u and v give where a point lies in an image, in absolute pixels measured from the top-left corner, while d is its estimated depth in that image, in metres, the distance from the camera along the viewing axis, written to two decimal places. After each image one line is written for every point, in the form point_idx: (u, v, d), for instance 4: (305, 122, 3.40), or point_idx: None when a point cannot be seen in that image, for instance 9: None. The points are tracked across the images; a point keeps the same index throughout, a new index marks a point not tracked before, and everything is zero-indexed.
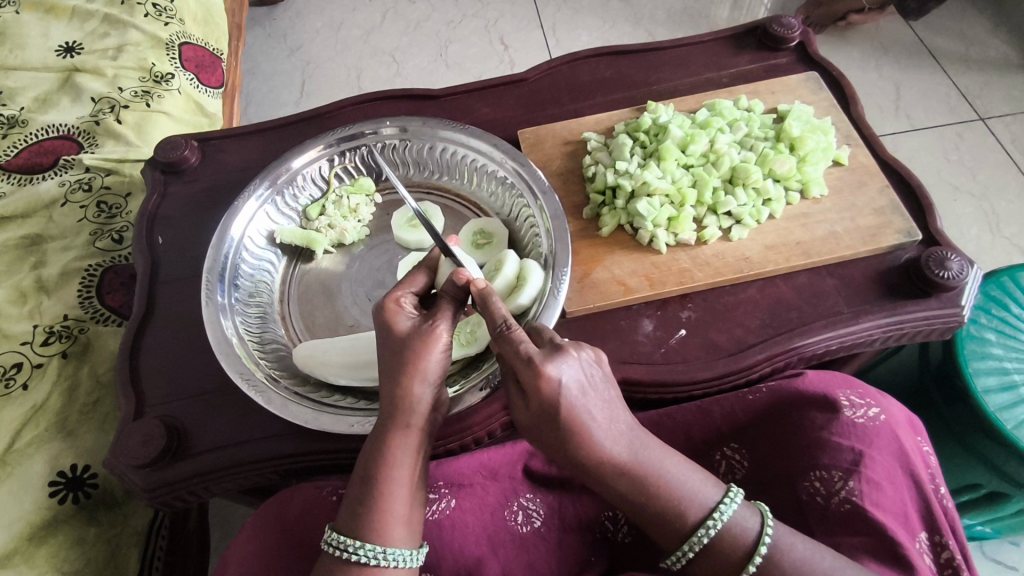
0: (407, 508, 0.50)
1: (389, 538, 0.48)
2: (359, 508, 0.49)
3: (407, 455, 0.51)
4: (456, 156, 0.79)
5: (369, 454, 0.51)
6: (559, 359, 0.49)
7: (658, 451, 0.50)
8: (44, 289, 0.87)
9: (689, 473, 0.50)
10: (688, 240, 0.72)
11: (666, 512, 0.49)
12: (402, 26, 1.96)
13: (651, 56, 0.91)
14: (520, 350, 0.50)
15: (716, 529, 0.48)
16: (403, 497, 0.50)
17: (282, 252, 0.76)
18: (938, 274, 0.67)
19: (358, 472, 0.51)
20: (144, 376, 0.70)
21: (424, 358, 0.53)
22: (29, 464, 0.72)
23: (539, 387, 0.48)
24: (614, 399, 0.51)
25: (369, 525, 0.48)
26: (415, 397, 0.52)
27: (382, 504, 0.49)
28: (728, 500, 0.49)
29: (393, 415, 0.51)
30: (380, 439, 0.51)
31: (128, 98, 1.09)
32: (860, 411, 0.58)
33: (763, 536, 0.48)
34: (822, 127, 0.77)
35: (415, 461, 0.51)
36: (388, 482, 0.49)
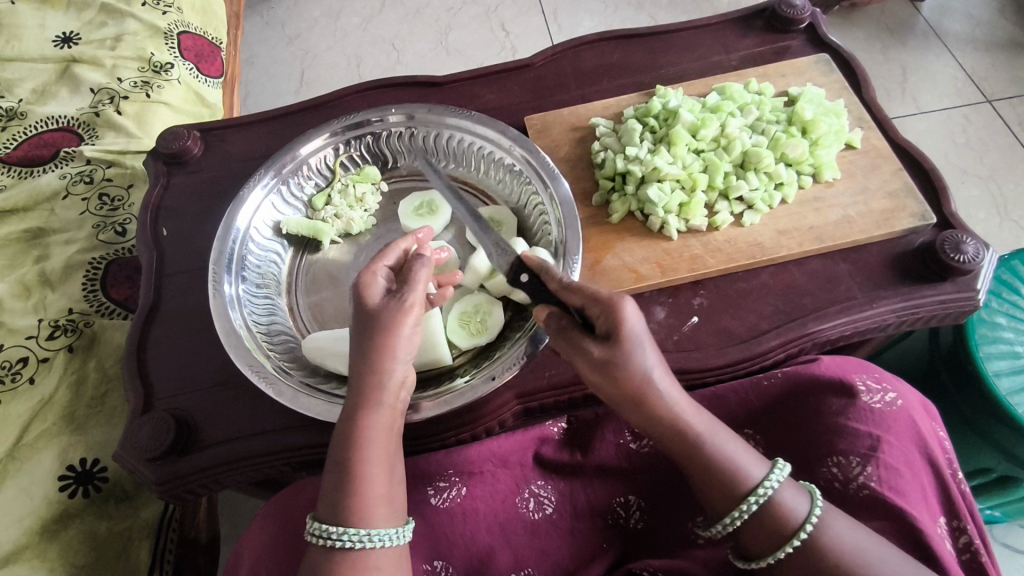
0: (385, 488, 0.50)
1: (371, 520, 0.48)
2: (338, 495, 0.49)
3: (380, 435, 0.51)
4: (462, 143, 0.78)
5: (342, 437, 0.50)
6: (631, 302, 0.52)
7: (710, 423, 0.54)
8: (48, 282, 0.86)
9: (739, 451, 0.54)
10: (699, 226, 0.71)
11: (722, 479, 0.53)
12: (401, 13, 1.94)
13: (659, 40, 0.90)
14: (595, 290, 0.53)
15: (756, 504, 0.52)
16: (379, 475, 0.50)
17: (289, 242, 0.75)
18: (952, 257, 0.66)
19: (332, 456, 0.50)
20: (152, 369, 0.69)
21: (389, 325, 0.51)
22: (38, 458, 0.72)
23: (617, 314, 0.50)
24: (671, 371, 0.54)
25: (353, 508, 0.48)
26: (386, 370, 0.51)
27: (359, 485, 0.48)
28: (775, 474, 0.53)
29: (362, 394, 0.51)
30: (347, 419, 0.51)
31: (127, 89, 1.07)
32: (876, 396, 0.59)
33: (809, 520, 0.51)
34: (835, 109, 0.75)
35: (386, 437, 0.51)
36: (363, 463, 0.49)
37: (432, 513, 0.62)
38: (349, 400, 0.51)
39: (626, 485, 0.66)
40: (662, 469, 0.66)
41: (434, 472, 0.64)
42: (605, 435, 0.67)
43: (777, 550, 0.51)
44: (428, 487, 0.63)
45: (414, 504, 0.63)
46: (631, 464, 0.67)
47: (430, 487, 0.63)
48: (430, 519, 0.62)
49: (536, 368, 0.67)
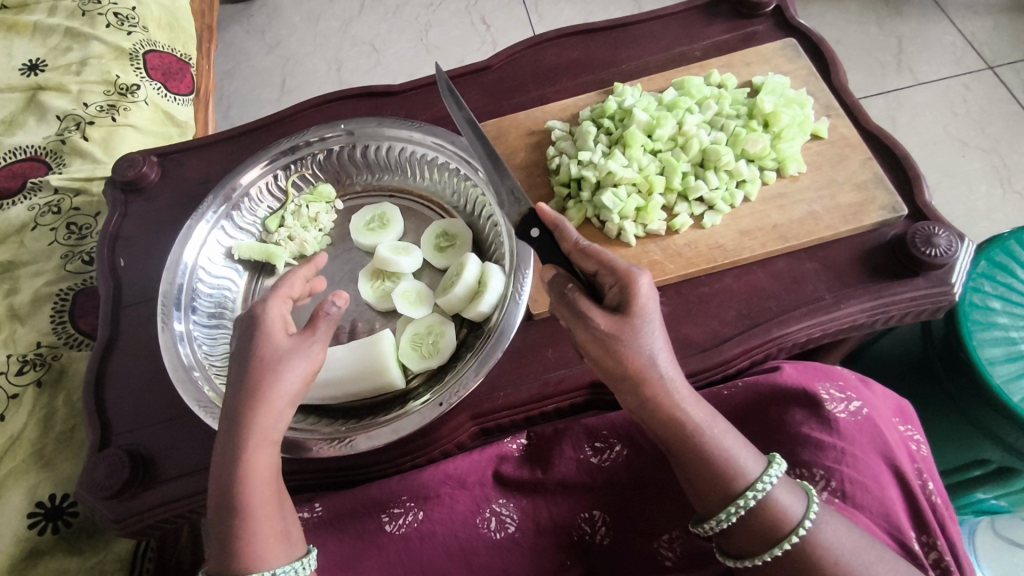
0: (276, 524, 0.47)
1: (264, 560, 0.46)
2: (225, 536, 0.46)
3: (265, 467, 0.48)
4: (414, 155, 0.76)
5: (219, 472, 0.47)
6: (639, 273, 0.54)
7: (709, 414, 0.52)
8: (17, 316, 0.86)
9: (738, 444, 0.52)
10: (658, 230, 0.68)
11: (719, 474, 0.51)
12: (381, 13, 1.91)
13: (619, 32, 0.86)
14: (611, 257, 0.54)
15: (755, 500, 0.50)
16: (266, 509, 0.47)
17: (244, 268, 0.74)
18: (924, 251, 0.63)
19: (212, 492, 0.47)
20: (110, 405, 0.69)
21: (268, 352, 0.50)
22: (8, 496, 0.73)
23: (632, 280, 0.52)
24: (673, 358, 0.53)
25: (237, 551, 0.46)
26: (262, 401, 0.49)
27: (246, 519, 0.46)
28: (772, 470, 0.51)
29: (232, 426, 0.48)
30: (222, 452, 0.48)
31: (93, 114, 1.07)
32: (840, 405, 0.57)
33: (803, 522, 0.49)
34: (799, 99, 0.71)
35: (271, 466, 0.49)
36: (247, 498, 0.47)
37: (387, 540, 0.62)
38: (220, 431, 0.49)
39: (590, 500, 0.64)
40: (625, 482, 0.64)
41: (387, 499, 0.62)
42: (565, 450, 0.66)
43: (773, 548, 0.50)
44: (382, 514, 0.62)
45: (369, 532, 0.62)
46: (593, 479, 0.64)
47: (384, 513, 0.62)
48: (386, 546, 0.62)
49: (490, 389, 0.66)
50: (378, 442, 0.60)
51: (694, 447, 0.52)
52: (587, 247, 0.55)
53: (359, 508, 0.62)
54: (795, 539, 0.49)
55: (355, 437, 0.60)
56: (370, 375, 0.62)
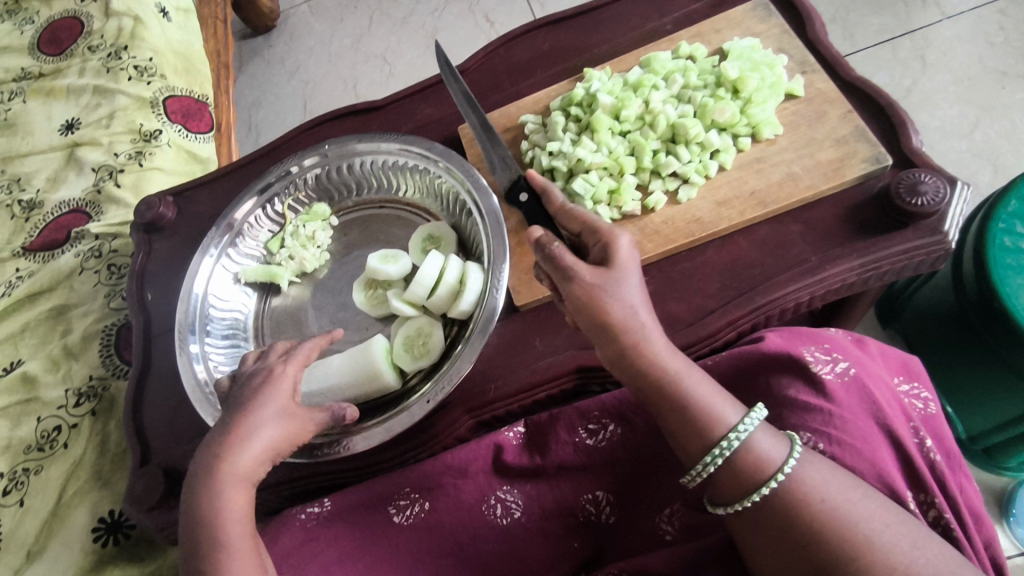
0: (251, 563, 0.50)
1: None
2: (195, 571, 0.49)
3: (241, 512, 0.52)
4: (396, 167, 0.80)
5: (196, 504, 0.51)
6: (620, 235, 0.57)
7: (685, 364, 0.53)
8: (72, 354, 0.96)
9: (713, 394, 0.52)
10: (633, 211, 0.68)
11: (694, 423, 0.52)
12: (388, 26, 1.96)
13: (590, 17, 0.86)
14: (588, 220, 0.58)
15: (734, 446, 0.50)
16: (242, 559, 0.50)
17: (253, 290, 0.80)
18: (909, 202, 0.60)
19: (188, 523, 0.51)
20: (148, 427, 0.76)
21: (256, 410, 0.55)
22: (74, 516, 0.81)
23: (613, 243, 0.55)
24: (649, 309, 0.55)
25: (221, 451, 0.53)
26: (237, 455, 0.53)
27: (219, 562, 0.49)
28: (747, 418, 0.51)
29: (215, 466, 0.52)
30: (198, 488, 0.52)
31: (122, 162, 1.16)
32: (827, 367, 0.55)
33: (783, 466, 0.49)
34: (768, 61, 0.69)
35: (246, 511, 0.52)
36: (225, 539, 0.50)
37: (395, 531, 0.65)
38: (204, 473, 0.52)
39: (592, 482, 0.65)
40: (623, 461, 0.65)
41: (392, 493, 0.66)
42: (561, 435, 0.66)
43: (748, 496, 0.50)
44: (389, 507, 0.66)
45: (379, 525, 0.65)
46: (592, 459, 0.65)
47: (391, 506, 0.66)
48: (397, 537, 0.65)
49: (484, 380, 0.68)
50: (374, 442, 0.63)
51: (672, 398, 0.52)
52: (569, 209, 0.59)
53: (366, 504, 0.66)
54: (776, 484, 0.49)
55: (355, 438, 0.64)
56: (365, 377, 0.66)
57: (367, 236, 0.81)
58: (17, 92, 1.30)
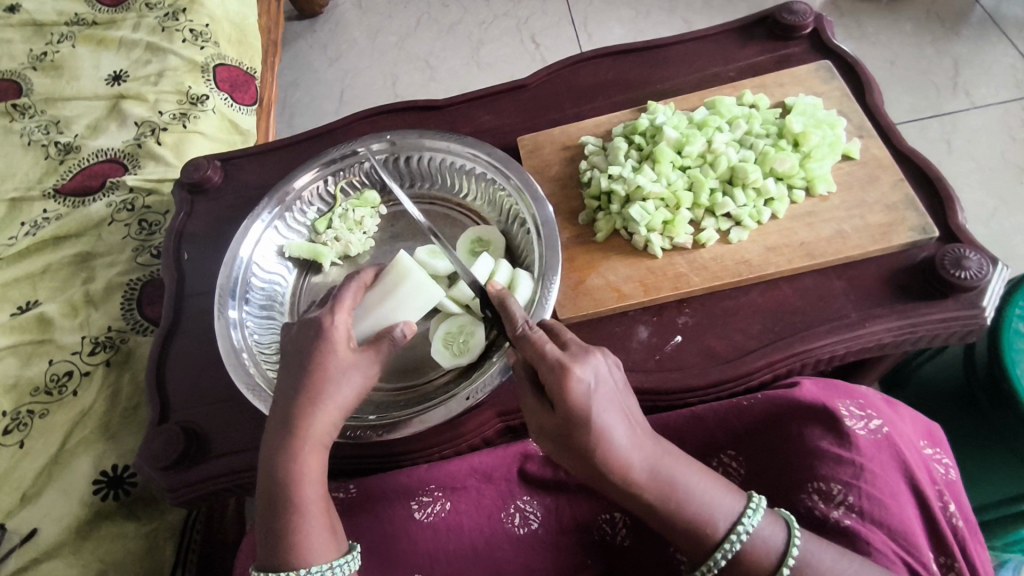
0: (326, 521, 0.56)
1: (312, 557, 0.54)
2: (277, 535, 0.54)
3: (316, 473, 0.56)
4: (454, 167, 0.81)
5: (275, 468, 0.55)
6: (583, 360, 0.52)
7: (680, 462, 0.53)
8: (93, 302, 0.95)
9: (710, 486, 0.53)
10: (684, 244, 0.70)
11: (694, 520, 0.52)
12: (434, 31, 1.99)
13: (655, 53, 0.89)
14: (545, 350, 0.52)
15: (740, 542, 0.51)
16: (318, 517, 0.55)
17: (294, 265, 0.80)
18: (954, 273, 0.63)
19: (265, 483, 0.56)
20: (170, 385, 0.76)
21: (322, 372, 0.58)
22: (76, 464, 0.81)
23: (565, 389, 0.50)
24: (631, 405, 0.54)
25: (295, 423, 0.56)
26: (311, 418, 0.57)
27: (301, 526, 0.54)
28: (749, 515, 0.52)
29: (291, 429, 0.56)
30: (277, 451, 0.56)
31: (167, 121, 1.17)
32: (861, 423, 0.57)
33: (788, 554, 0.50)
34: (829, 121, 0.72)
35: (321, 470, 0.57)
36: (301, 503, 0.55)
37: (416, 527, 0.65)
38: (279, 436, 0.56)
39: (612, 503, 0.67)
40: None
41: (416, 487, 0.66)
42: None
43: None
44: (411, 501, 0.66)
45: (400, 517, 0.66)
46: None
47: (414, 501, 0.66)
48: (416, 533, 0.65)
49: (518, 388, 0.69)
50: (409, 430, 0.65)
51: (675, 494, 0.52)
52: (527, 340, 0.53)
53: (389, 495, 0.66)
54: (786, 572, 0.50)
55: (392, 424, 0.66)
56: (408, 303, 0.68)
57: (414, 229, 0.82)
58: (67, 36, 1.30)
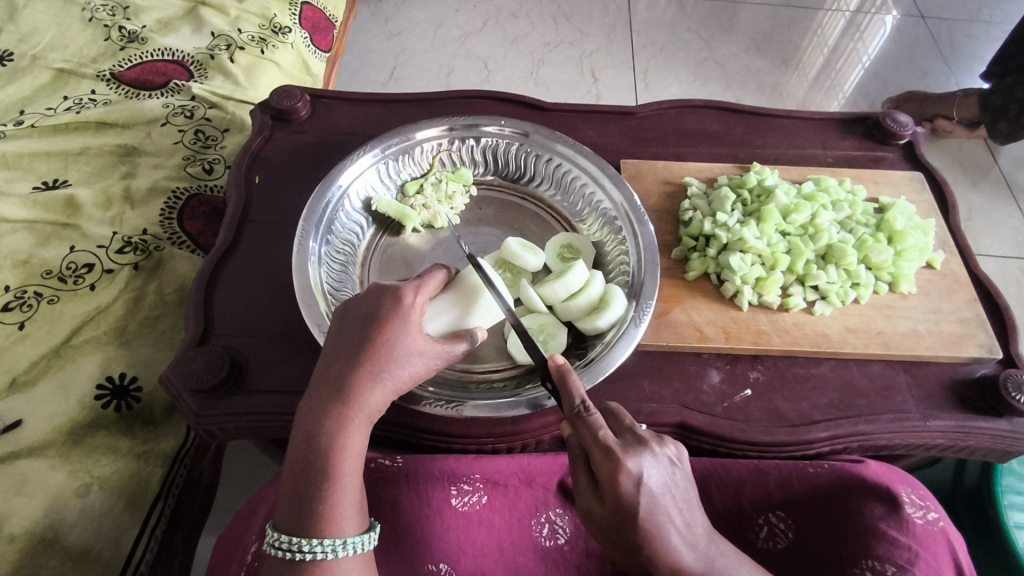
0: (355, 499, 0.50)
1: (339, 529, 0.48)
2: (303, 500, 0.48)
3: (357, 447, 0.50)
4: (559, 169, 0.81)
5: (315, 433, 0.49)
6: (641, 454, 0.46)
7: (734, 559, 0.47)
8: (130, 200, 0.89)
9: None
10: (772, 303, 0.73)
11: None
12: (499, 37, 1.80)
13: (762, 121, 0.91)
14: (599, 435, 0.46)
15: None
16: (351, 490, 0.50)
17: (372, 219, 0.79)
18: (1015, 397, 0.66)
19: (297, 447, 0.49)
20: (217, 305, 0.71)
21: (383, 347, 0.52)
22: (82, 364, 0.75)
23: (616, 483, 0.45)
24: (693, 496, 0.48)
25: (347, 387, 0.50)
26: (365, 390, 0.51)
27: (330, 497, 0.48)
28: None
29: (340, 396, 0.50)
30: (319, 415, 0.49)
31: (244, 41, 1.11)
32: (920, 512, 0.54)
33: None
34: (924, 227, 0.78)
35: (362, 445, 0.50)
36: (336, 475, 0.49)
37: (450, 515, 0.60)
38: (324, 399, 0.50)
39: None
40: None
41: (461, 473, 0.61)
42: None
43: None
44: (451, 486, 0.60)
45: (434, 501, 0.60)
46: None
47: (453, 487, 0.60)
48: (448, 521, 0.59)
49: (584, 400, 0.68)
50: (481, 415, 0.64)
51: None
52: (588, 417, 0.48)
53: (431, 473, 0.60)
54: None
55: (466, 404, 0.64)
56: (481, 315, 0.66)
57: (502, 219, 0.82)
58: None
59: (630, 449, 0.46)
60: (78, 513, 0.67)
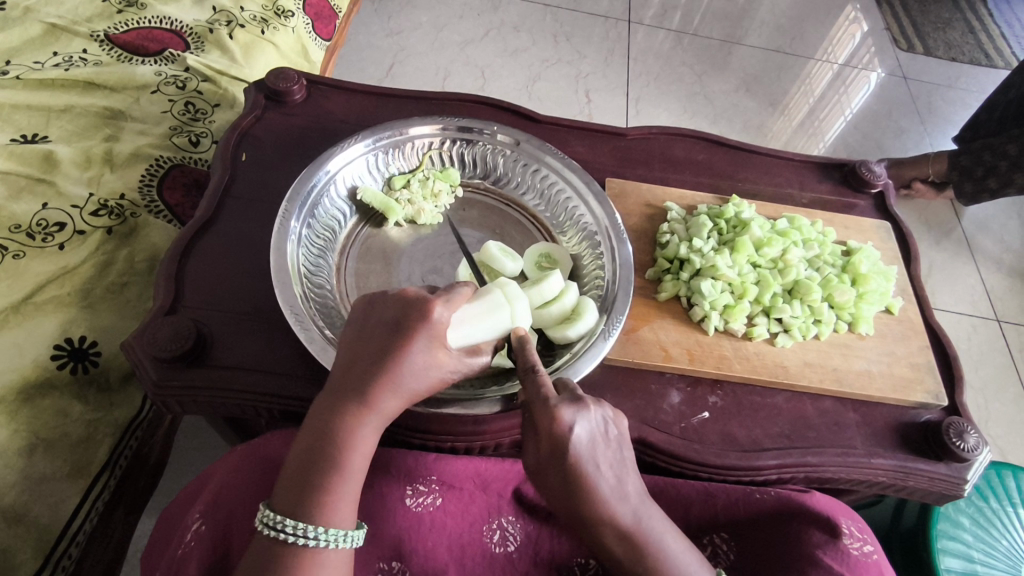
0: (355, 495, 0.50)
1: (332, 520, 0.48)
2: (303, 489, 0.48)
3: (367, 447, 0.50)
4: (546, 181, 0.83)
5: (330, 429, 0.49)
6: (576, 408, 0.48)
7: (662, 525, 0.48)
8: (110, 163, 0.88)
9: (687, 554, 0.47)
10: (737, 331, 0.75)
11: None
12: (499, 48, 1.82)
13: (744, 156, 0.94)
14: (542, 391, 0.49)
15: None
16: (352, 487, 0.49)
17: (356, 209, 0.79)
18: (955, 443, 0.69)
19: (308, 437, 0.50)
20: (189, 277, 0.70)
21: (407, 355, 0.51)
22: (40, 322, 0.73)
23: (550, 428, 0.47)
24: (629, 460, 0.50)
25: (369, 389, 0.50)
26: (384, 396, 0.50)
27: (333, 489, 0.48)
28: None
29: (361, 398, 0.50)
30: (337, 414, 0.50)
31: (245, 19, 1.11)
32: (856, 543, 0.56)
33: None
34: (886, 273, 0.82)
35: (372, 447, 0.51)
36: (344, 469, 0.49)
37: (402, 514, 0.59)
38: (343, 399, 0.50)
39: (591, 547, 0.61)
40: None
41: (418, 473, 0.60)
42: None
43: None
44: (406, 485, 0.60)
45: (388, 498, 0.59)
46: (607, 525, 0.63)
47: (409, 486, 0.60)
48: (399, 519, 0.58)
49: None
50: (443, 412, 0.66)
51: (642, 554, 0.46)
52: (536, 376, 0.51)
53: (389, 470, 0.60)
54: None
55: (431, 400, 0.65)
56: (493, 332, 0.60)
57: (484, 222, 0.83)
58: None
59: (568, 403, 0.48)
60: (18, 474, 0.66)
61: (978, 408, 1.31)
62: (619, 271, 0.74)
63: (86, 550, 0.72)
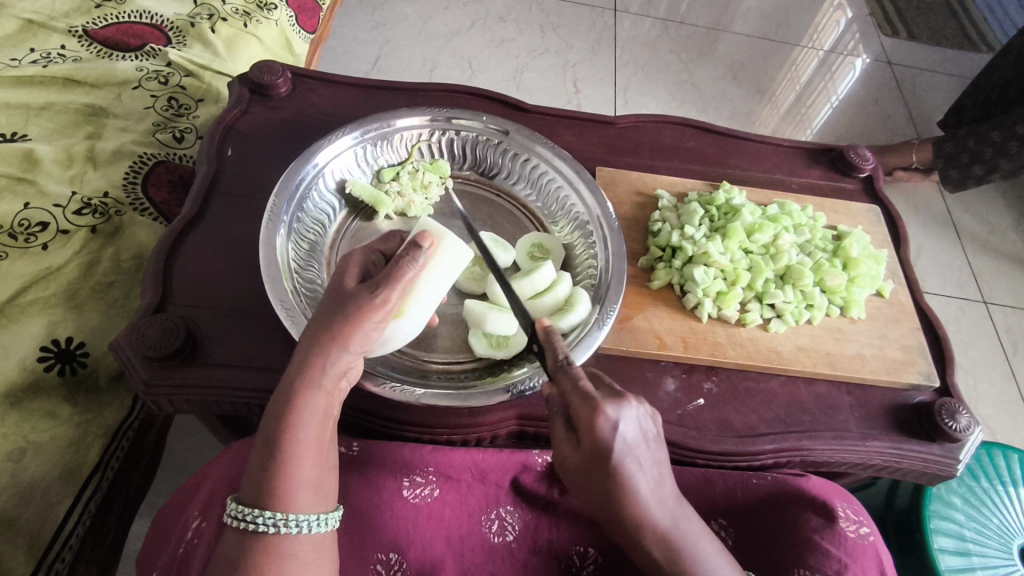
0: (314, 473, 0.48)
1: (292, 505, 0.46)
2: (261, 476, 0.47)
3: (315, 418, 0.49)
4: (536, 171, 0.82)
5: (284, 413, 0.48)
6: (621, 404, 0.46)
7: (691, 521, 0.47)
8: (93, 160, 0.86)
9: (714, 551, 0.47)
10: (730, 317, 0.75)
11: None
12: (486, 39, 1.80)
13: (733, 142, 0.94)
14: (580, 384, 0.47)
15: None
16: (307, 466, 0.48)
17: (345, 202, 0.78)
18: (948, 423, 0.70)
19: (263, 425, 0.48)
20: (177, 274, 0.69)
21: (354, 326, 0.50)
22: (24, 324, 0.72)
23: (593, 428, 0.44)
24: (665, 456, 0.48)
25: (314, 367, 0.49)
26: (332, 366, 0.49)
27: (287, 473, 0.47)
28: None
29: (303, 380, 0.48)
30: (281, 395, 0.49)
31: (227, 13, 1.09)
32: (852, 526, 0.56)
33: None
34: (876, 256, 0.83)
35: (320, 423, 0.49)
36: (293, 453, 0.47)
37: (399, 506, 0.58)
38: (290, 381, 0.49)
39: (591, 535, 0.60)
40: None
41: (414, 464, 0.61)
42: None
43: None
44: (403, 477, 0.60)
45: (385, 491, 0.59)
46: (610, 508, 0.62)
47: (405, 478, 0.60)
48: (398, 510, 0.58)
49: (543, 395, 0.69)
50: (441, 403, 0.63)
51: (674, 556, 0.46)
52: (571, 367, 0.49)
53: (385, 462, 0.60)
54: None
55: (425, 391, 0.64)
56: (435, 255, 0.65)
57: (475, 214, 0.82)
58: None
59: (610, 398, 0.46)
60: (8, 478, 0.65)
61: (968, 390, 1.32)
62: (610, 264, 0.73)
63: (79, 553, 0.71)
